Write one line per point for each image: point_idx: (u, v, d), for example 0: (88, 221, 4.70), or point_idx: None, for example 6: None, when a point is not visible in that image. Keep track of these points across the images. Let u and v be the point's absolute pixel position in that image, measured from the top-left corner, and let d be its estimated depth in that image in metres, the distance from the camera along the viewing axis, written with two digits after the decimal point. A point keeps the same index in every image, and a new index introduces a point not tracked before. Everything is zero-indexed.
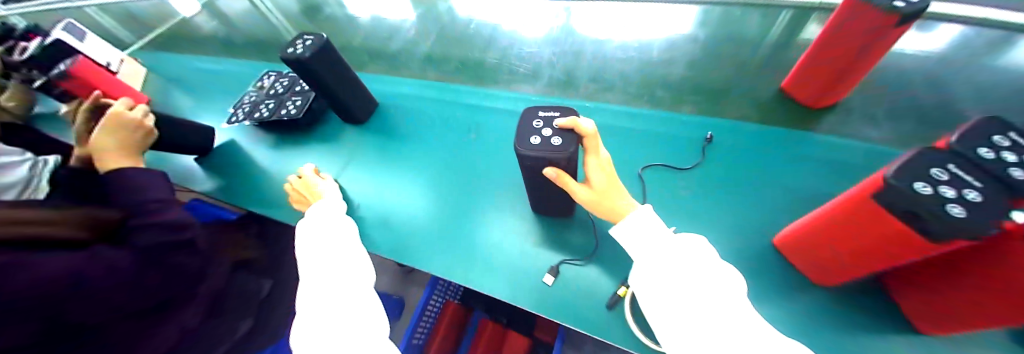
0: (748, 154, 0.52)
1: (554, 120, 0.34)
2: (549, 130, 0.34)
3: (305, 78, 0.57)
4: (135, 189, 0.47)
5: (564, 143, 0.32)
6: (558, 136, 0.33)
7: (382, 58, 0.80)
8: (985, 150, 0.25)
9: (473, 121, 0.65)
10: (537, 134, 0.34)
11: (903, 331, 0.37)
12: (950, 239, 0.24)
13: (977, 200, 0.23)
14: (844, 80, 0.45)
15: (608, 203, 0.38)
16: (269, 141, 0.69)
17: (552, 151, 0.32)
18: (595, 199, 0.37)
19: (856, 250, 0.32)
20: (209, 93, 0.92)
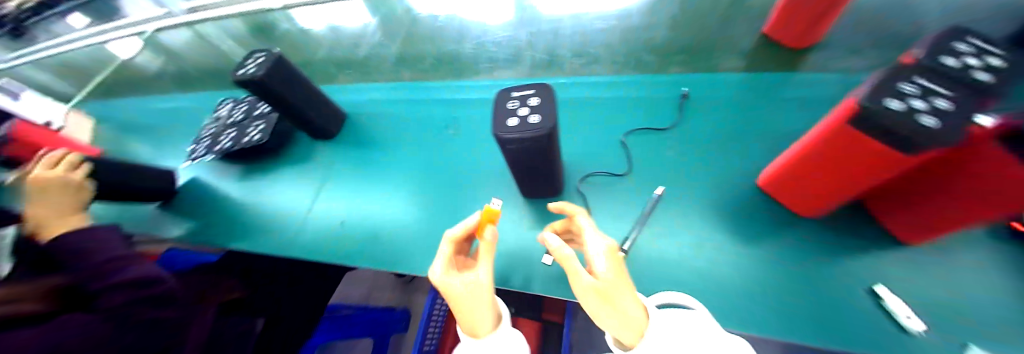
0: (724, 104, 0.53)
1: (529, 98, 0.35)
2: (526, 110, 0.34)
3: (265, 100, 0.54)
4: (91, 248, 0.44)
5: (542, 120, 0.33)
6: (535, 114, 0.34)
7: (352, 65, 0.76)
8: (948, 58, 0.27)
9: (451, 116, 0.64)
10: (513, 115, 0.35)
11: (885, 247, 0.39)
12: (923, 149, 0.25)
13: (946, 108, 0.25)
14: (806, 35, 0.46)
15: (618, 301, 0.29)
16: (237, 173, 0.66)
17: (530, 130, 0.33)
18: (606, 292, 0.29)
19: (841, 176, 0.33)
20: (170, 132, 0.88)
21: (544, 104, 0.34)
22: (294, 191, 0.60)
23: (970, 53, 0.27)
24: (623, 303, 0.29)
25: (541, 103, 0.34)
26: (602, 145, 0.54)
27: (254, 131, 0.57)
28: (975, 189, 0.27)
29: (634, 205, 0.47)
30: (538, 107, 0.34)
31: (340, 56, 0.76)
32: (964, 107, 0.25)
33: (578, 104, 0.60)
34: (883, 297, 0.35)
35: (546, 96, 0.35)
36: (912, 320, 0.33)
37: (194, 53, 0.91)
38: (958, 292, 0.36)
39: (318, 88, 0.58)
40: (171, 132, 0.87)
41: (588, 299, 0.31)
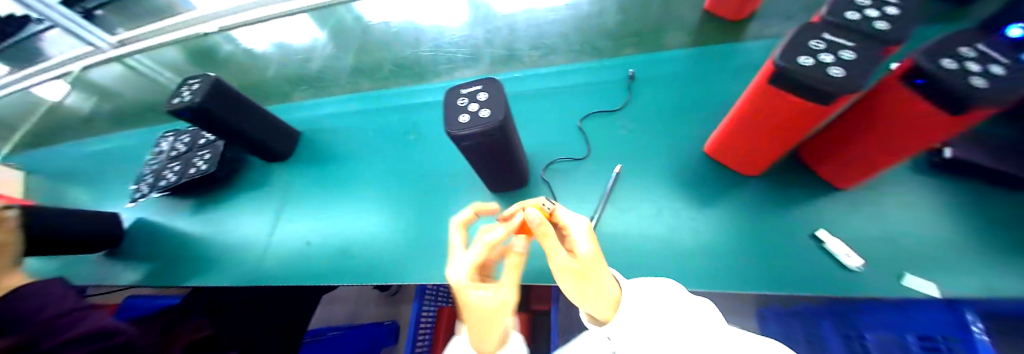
0: (674, 79, 0.55)
1: (477, 94, 0.35)
2: (475, 105, 0.34)
3: (207, 128, 0.51)
4: (45, 302, 0.42)
5: (492, 112, 0.33)
6: (485, 108, 0.34)
7: (309, 82, 0.73)
8: (852, 13, 0.30)
9: (410, 121, 0.63)
10: (464, 111, 0.34)
11: (823, 193, 0.43)
12: (833, 99, 0.27)
13: (851, 58, 0.26)
14: (743, 8, 0.47)
15: (595, 280, 0.26)
16: (189, 208, 0.62)
17: (480, 124, 0.32)
18: (582, 269, 0.26)
19: (774, 134, 0.35)
20: (114, 174, 0.81)
21: (492, 97, 0.34)
22: (254, 219, 0.58)
23: (869, 7, 0.30)
24: (601, 279, 0.27)
25: (489, 97, 0.34)
26: (563, 132, 0.54)
27: (199, 160, 0.55)
28: (887, 124, 0.30)
29: (596, 187, 0.49)
30: (486, 100, 0.34)
31: (294, 75, 0.72)
32: (865, 56, 0.26)
33: (534, 95, 0.60)
34: (824, 241, 0.39)
35: (494, 89, 0.35)
36: (851, 257, 0.36)
37: (132, 88, 0.84)
38: (890, 228, 0.40)
39: (266, 109, 0.55)
40: (116, 173, 0.81)
41: (563, 280, 0.28)
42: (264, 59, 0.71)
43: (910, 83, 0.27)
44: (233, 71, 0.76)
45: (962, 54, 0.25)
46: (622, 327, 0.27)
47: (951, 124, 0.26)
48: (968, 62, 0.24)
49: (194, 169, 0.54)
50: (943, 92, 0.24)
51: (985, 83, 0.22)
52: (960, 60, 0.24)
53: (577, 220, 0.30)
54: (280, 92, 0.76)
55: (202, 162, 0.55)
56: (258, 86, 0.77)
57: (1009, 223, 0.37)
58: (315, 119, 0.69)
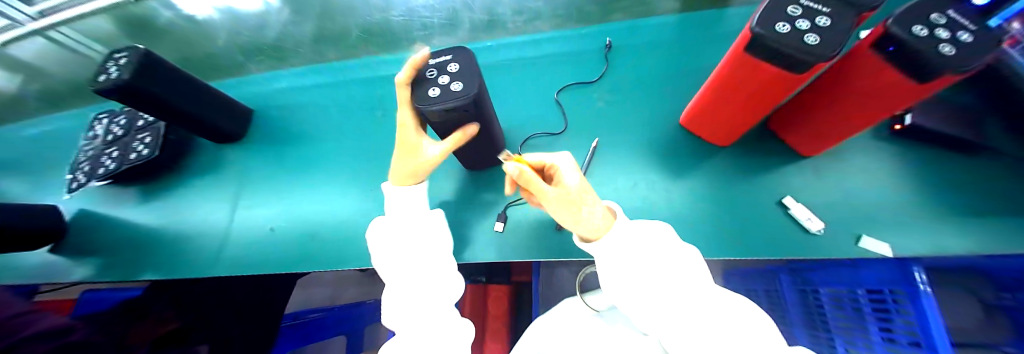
0: (656, 47, 0.52)
1: (446, 64, 0.31)
2: (446, 76, 0.30)
3: (141, 109, 0.45)
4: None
5: (463, 85, 0.29)
6: (456, 80, 0.29)
7: (265, 51, 0.63)
8: None
9: (373, 96, 0.58)
10: (434, 83, 0.30)
11: (790, 162, 0.45)
12: (806, 68, 0.25)
13: (826, 25, 0.24)
14: None
15: (576, 210, 0.27)
16: (139, 196, 0.58)
17: (450, 97, 0.28)
18: (567, 197, 0.26)
19: (748, 104, 0.34)
20: (51, 161, 0.73)
21: (461, 66, 0.30)
22: (212, 205, 0.55)
23: None
24: (589, 205, 0.27)
25: (460, 66, 0.30)
26: (541, 106, 0.52)
27: (140, 144, 0.51)
28: (855, 93, 0.29)
29: (575, 160, 0.48)
30: (458, 70, 0.30)
31: (247, 43, 0.62)
32: (841, 22, 0.24)
33: (508, 65, 0.56)
34: (790, 207, 0.41)
35: (466, 57, 0.30)
36: (812, 221, 0.39)
37: (48, 63, 0.71)
38: (846, 194, 0.42)
39: (208, 87, 0.50)
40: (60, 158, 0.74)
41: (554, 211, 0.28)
42: (213, 27, 0.60)
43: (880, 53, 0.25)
44: (180, 40, 0.64)
45: (934, 20, 0.23)
46: (613, 249, 0.27)
47: (917, 92, 0.26)
48: (939, 28, 0.22)
49: (134, 154, 0.50)
50: (912, 62, 0.23)
51: (954, 51, 0.21)
52: (930, 26, 0.22)
53: (562, 159, 0.30)
54: (234, 62, 0.67)
55: (144, 146, 0.51)
56: (211, 57, 0.67)
57: (942, 187, 0.41)
58: (270, 95, 0.63)
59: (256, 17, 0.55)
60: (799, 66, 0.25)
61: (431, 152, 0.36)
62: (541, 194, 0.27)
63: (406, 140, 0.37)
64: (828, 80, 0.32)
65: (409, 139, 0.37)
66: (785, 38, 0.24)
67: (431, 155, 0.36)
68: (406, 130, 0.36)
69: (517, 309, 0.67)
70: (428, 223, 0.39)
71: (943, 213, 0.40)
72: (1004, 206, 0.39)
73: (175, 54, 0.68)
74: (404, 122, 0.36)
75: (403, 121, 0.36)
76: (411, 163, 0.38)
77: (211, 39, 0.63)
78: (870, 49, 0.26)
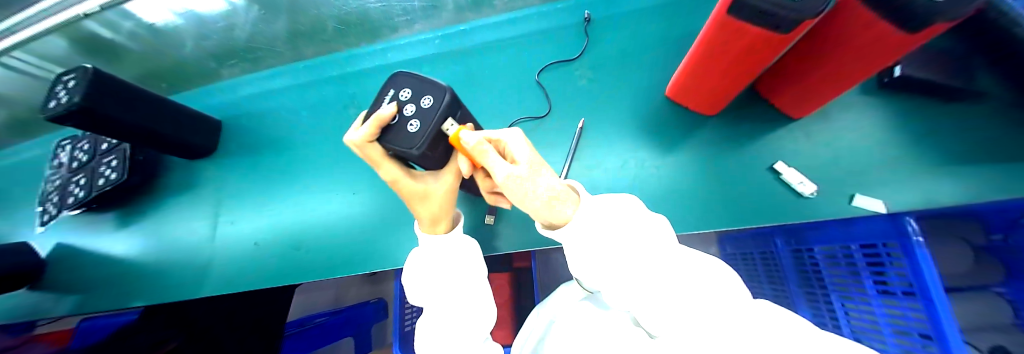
0: (637, 17, 0.50)
1: (394, 98, 0.26)
2: (407, 107, 0.25)
3: (100, 132, 0.43)
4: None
5: (432, 95, 0.25)
6: (422, 98, 0.25)
7: (238, 54, 0.60)
8: None
9: (347, 94, 0.56)
10: (404, 123, 0.25)
11: (778, 125, 0.44)
12: (789, 26, 0.24)
13: None
14: None
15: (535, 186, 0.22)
16: (115, 221, 0.56)
17: (432, 115, 0.24)
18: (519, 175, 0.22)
19: (732, 69, 0.33)
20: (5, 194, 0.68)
21: (412, 87, 0.26)
22: (194, 224, 0.53)
23: None
24: (549, 183, 0.22)
25: (410, 88, 0.26)
26: (523, 90, 0.50)
27: (106, 168, 0.49)
28: (842, 49, 0.28)
29: (562, 143, 0.47)
30: (414, 93, 0.26)
31: (216, 47, 0.59)
32: None
33: (484, 48, 0.53)
34: (782, 172, 0.40)
35: (409, 78, 0.26)
36: (804, 184, 0.38)
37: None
38: (835, 152, 0.42)
39: (167, 101, 0.47)
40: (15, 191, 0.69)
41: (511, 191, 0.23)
42: (172, 37, 0.56)
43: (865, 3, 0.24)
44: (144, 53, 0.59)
45: None
46: (580, 237, 0.23)
47: (904, 43, 0.24)
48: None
49: (102, 179, 0.48)
50: (899, 10, 0.21)
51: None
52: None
53: (510, 135, 0.25)
54: (207, 69, 0.64)
55: (111, 169, 0.49)
56: (179, 66, 0.63)
57: (930, 136, 0.41)
58: (240, 102, 0.60)
59: (223, 18, 0.52)
60: (784, 24, 0.23)
61: (442, 183, 0.29)
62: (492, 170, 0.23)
63: (413, 192, 0.29)
64: (813, 37, 0.31)
65: (417, 188, 0.29)
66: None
67: (444, 185, 0.29)
68: (405, 182, 0.29)
69: (520, 296, 0.67)
70: (452, 244, 0.32)
71: (935, 164, 0.39)
72: (990, 149, 0.39)
73: (139, 69, 0.64)
74: (397, 178, 0.29)
75: (398, 176, 0.29)
76: (436, 208, 0.30)
77: (177, 48, 0.59)
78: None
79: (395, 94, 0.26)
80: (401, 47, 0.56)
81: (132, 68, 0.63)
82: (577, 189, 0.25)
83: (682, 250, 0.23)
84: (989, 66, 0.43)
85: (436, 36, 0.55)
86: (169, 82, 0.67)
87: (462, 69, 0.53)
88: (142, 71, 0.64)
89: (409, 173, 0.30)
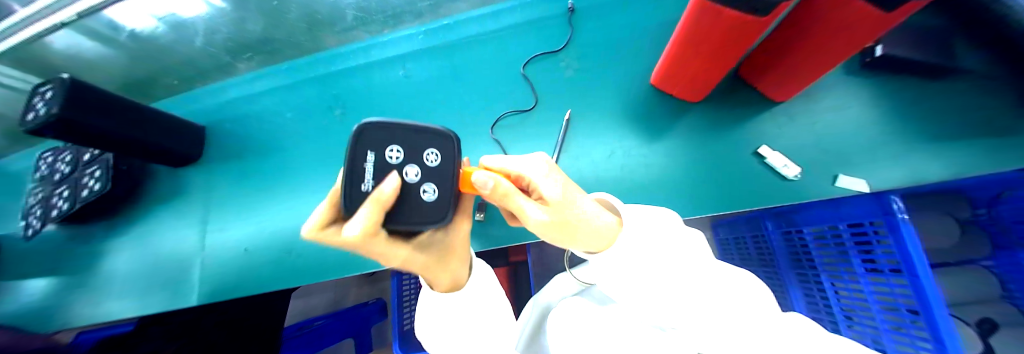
0: (621, 6, 0.50)
1: (385, 164, 0.19)
2: (409, 169, 0.20)
3: (82, 144, 0.42)
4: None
5: (441, 150, 0.21)
6: (428, 154, 0.21)
7: (251, 47, 0.56)
8: None
9: (333, 95, 0.55)
10: (410, 193, 0.20)
11: (763, 109, 0.44)
12: (767, 9, 0.24)
13: None
14: None
15: (580, 231, 0.20)
16: (100, 233, 0.56)
17: (449, 175, 0.21)
18: (566, 223, 0.19)
19: (713, 55, 0.33)
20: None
21: (402, 143, 0.20)
22: (181, 231, 0.53)
23: None
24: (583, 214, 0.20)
25: (401, 143, 0.20)
26: (508, 84, 0.50)
27: (89, 179, 0.49)
28: (823, 32, 0.28)
29: (549, 134, 0.47)
30: (407, 151, 0.20)
31: (228, 41, 0.55)
32: None
33: (466, 42, 0.53)
34: (766, 156, 0.41)
35: (386, 131, 0.19)
36: (788, 168, 0.39)
37: None
38: (818, 134, 0.42)
39: (148, 110, 0.47)
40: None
41: (552, 238, 0.21)
42: (162, 40, 0.53)
43: None
44: (136, 54, 0.55)
45: None
46: (616, 262, 0.22)
47: (880, 24, 0.25)
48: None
49: (87, 190, 0.48)
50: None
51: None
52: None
53: (532, 162, 0.22)
54: (218, 62, 0.59)
55: (94, 180, 0.49)
56: (189, 66, 0.60)
57: (911, 116, 0.41)
58: (225, 107, 0.60)
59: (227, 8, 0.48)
60: (765, 7, 0.23)
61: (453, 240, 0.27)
62: (524, 217, 0.20)
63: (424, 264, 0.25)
64: (792, 20, 0.31)
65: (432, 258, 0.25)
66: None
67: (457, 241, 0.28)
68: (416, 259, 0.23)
69: (516, 289, 0.68)
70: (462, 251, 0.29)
71: (912, 142, 0.40)
72: (969, 125, 0.40)
73: (125, 69, 0.59)
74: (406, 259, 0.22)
75: (409, 257, 0.23)
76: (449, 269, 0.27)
77: (182, 43, 0.54)
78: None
79: (377, 158, 0.19)
80: (384, 44, 0.55)
81: (122, 70, 0.58)
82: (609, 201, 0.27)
83: (686, 236, 0.23)
84: (974, 43, 0.43)
85: (419, 31, 0.54)
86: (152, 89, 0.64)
87: (447, 64, 0.53)
88: (127, 73, 0.59)
89: (416, 245, 0.23)
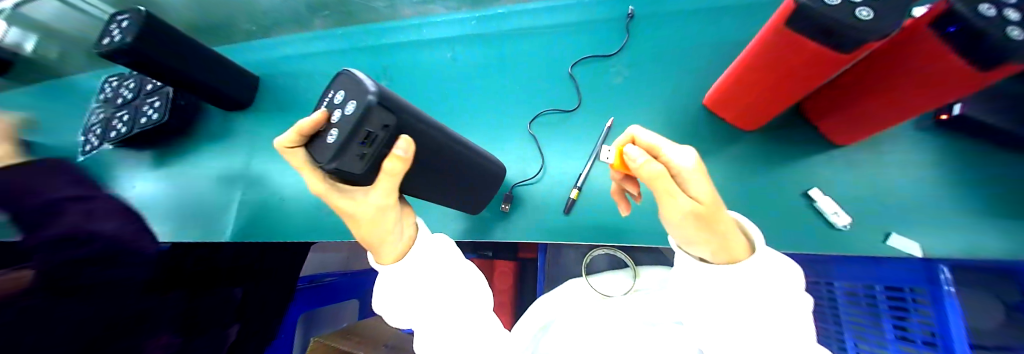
0: (682, 20, 0.48)
1: (335, 99, 0.21)
2: (337, 113, 0.20)
3: (147, 75, 0.45)
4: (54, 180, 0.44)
5: (355, 101, 0.19)
6: (350, 100, 0.19)
7: (333, 5, 0.57)
8: (984, 7, 0.19)
9: (381, 65, 0.57)
10: (338, 115, 0.20)
11: (819, 149, 0.42)
12: (854, 47, 0.22)
13: (869, 18, 0.20)
14: None
15: (716, 224, 0.21)
16: (151, 161, 0.61)
17: (346, 120, 0.19)
18: (706, 215, 0.20)
19: (774, 86, 0.32)
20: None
21: (345, 90, 0.20)
22: (224, 171, 0.57)
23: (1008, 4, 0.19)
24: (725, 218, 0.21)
25: (344, 91, 0.20)
26: (552, 81, 0.50)
27: (149, 108, 0.53)
28: (908, 79, 0.26)
29: (587, 138, 0.46)
30: (347, 120, 0.19)
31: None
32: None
33: (517, 35, 0.52)
34: (816, 199, 0.39)
35: (354, 88, 0.19)
36: (838, 216, 0.37)
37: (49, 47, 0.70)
38: (874, 185, 0.40)
39: (212, 54, 0.49)
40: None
41: (676, 224, 0.22)
42: None
43: (937, 32, 0.22)
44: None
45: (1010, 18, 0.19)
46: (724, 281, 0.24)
47: (977, 79, 0.23)
48: (1009, 9, 0.19)
49: (144, 119, 0.52)
50: (976, 51, 0.20)
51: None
52: (1000, 6, 0.20)
53: (681, 153, 0.21)
54: (296, 14, 0.60)
55: (153, 110, 0.53)
56: (269, 14, 0.60)
57: (985, 186, 0.38)
58: (277, 60, 0.62)
59: None
60: (847, 43, 0.22)
61: (377, 202, 0.24)
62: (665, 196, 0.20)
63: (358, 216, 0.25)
64: (873, 61, 0.29)
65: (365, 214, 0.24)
66: (835, 11, 0.20)
67: (382, 209, 0.25)
68: (355, 206, 0.24)
69: (522, 284, 0.71)
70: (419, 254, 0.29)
71: (980, 213, 0.37)
72: None
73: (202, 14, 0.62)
74: (349, 209, 0.24)
75: (354, 209, 0.24)
76: (393, 234, 0.28)
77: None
78: (928, 26, 0.23)
79: (378, 120, 0.19)
80: (435, 24, 0.56)
81: (196, 13, 0.62)
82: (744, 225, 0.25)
83: (779, 270, 0.23)
84: None
85: (472, 16, 0.54)
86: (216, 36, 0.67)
87: (496, 52, 0.53)
88: (195, 14, 0.62)
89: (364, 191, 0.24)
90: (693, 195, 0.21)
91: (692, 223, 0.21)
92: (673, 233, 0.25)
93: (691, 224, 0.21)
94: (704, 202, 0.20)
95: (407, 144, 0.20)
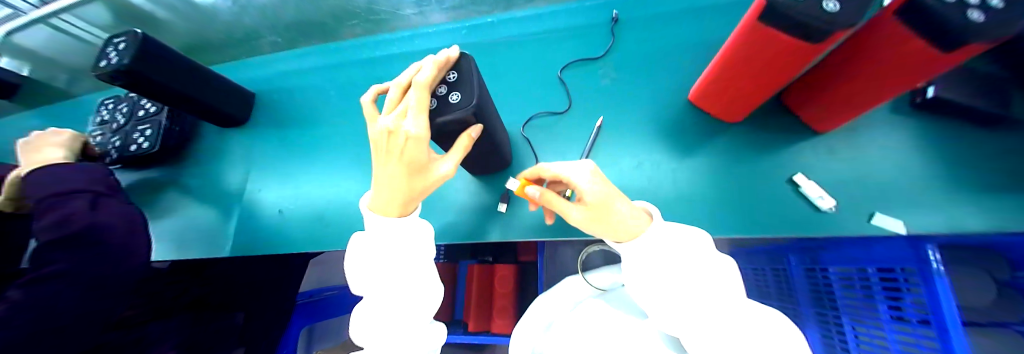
0: (669, 21, 0.50)
1: (446, 76, 0.27)
2: (444, 89, 0.27)
3: (143, 96, 0.46)
4: (53, 184, 0.46)
5: (463, 97, 0.25)
6: (456, 91, 0.26)
7: (360, 14, 0.57)
8: None
9: (376, 76, 0.58)
10: (446, 94, 0.27)
11: (804, 138, 0.43)
12: (823, 36, 0.24)
13: (835, 9, 0.21)
14: None
15: (608, 216, 0.29)
16: (149, 178, 0.62)
17: (451, 105, 0.26)
18: (591, 216, 0.30)
19: (755, 77, 0.33)
20: None
21: (459, 75, 0.26)
22: (222, 187, 0.58)
23: None
24: (619, 204, 0.29)
25: (457, 74, 0.27)
26: (543, 84, 0.51)
27: (140, 137, 0.54)
28: (880, 66, 0.28)
29: (579, 138, 0.47)
30: (452, 104, 0.26)
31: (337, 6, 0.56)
32: None
33: (510, 41, 0.54)
34: (801, 184, 0.40)
35: (465, 82, 0.26)
36: (823, 200, 0.38)
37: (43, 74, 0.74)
38: (860, 171, 0.41)
39: (208, 72, 0.50)
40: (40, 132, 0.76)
41: (582, 225, 0.32)
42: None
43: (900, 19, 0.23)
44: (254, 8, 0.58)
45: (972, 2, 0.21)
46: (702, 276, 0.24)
47: (942, 60, 0.24)
48: None
49: (136, 147, 0.54)
50: (934, 33, 0.22)
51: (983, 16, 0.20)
52: None
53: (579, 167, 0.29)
54: (324, 25, 0.60)
55: (144, 138, 0.54)
56: (297, 25, 0.61)
57: (969, 166, 0.39)
58: (275, 77, 0.63)
59: None
60: (815, 33, 0.23)
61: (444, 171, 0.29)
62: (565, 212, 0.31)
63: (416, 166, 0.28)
64: (847, 49, 0.30)
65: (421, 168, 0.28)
66: (805, 4, 0.22)
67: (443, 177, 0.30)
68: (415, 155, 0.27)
69: (522, 286, 0.72)
70: None
71: (963, 193, 0.38)
72: None
73: (218, 26, 0.63)
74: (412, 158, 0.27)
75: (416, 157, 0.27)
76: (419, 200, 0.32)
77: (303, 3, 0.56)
78: (892, 14, 0.24)
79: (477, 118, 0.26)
80: (429, 34, 0.57)
81: (210, 25, 0.63)
82: (651, 211, 0.34)
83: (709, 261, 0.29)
84: None
85: (463, 26, 0.56)
86: (229, 55, 0.70)
87: (489, 59, 0.54)
88: (212, 27, 0.64)
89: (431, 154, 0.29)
90: (584, 199, 0.28)
91: (587, 219, 0.30)
92: (595, 231, 0.33)
93: (586, 215, 0.30)
94: (589, 206, 0.28)
95: (478, 130, 0.27)
